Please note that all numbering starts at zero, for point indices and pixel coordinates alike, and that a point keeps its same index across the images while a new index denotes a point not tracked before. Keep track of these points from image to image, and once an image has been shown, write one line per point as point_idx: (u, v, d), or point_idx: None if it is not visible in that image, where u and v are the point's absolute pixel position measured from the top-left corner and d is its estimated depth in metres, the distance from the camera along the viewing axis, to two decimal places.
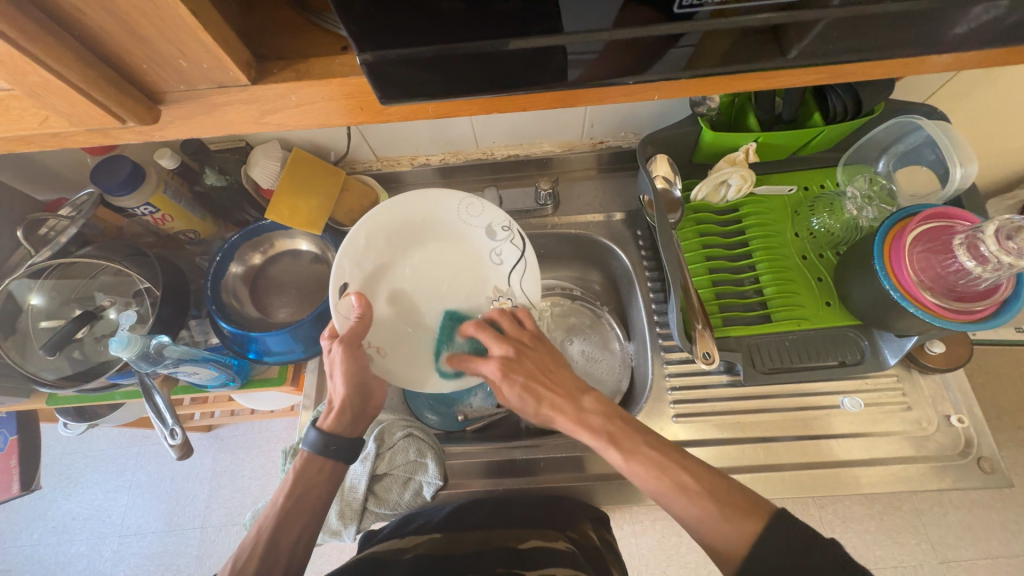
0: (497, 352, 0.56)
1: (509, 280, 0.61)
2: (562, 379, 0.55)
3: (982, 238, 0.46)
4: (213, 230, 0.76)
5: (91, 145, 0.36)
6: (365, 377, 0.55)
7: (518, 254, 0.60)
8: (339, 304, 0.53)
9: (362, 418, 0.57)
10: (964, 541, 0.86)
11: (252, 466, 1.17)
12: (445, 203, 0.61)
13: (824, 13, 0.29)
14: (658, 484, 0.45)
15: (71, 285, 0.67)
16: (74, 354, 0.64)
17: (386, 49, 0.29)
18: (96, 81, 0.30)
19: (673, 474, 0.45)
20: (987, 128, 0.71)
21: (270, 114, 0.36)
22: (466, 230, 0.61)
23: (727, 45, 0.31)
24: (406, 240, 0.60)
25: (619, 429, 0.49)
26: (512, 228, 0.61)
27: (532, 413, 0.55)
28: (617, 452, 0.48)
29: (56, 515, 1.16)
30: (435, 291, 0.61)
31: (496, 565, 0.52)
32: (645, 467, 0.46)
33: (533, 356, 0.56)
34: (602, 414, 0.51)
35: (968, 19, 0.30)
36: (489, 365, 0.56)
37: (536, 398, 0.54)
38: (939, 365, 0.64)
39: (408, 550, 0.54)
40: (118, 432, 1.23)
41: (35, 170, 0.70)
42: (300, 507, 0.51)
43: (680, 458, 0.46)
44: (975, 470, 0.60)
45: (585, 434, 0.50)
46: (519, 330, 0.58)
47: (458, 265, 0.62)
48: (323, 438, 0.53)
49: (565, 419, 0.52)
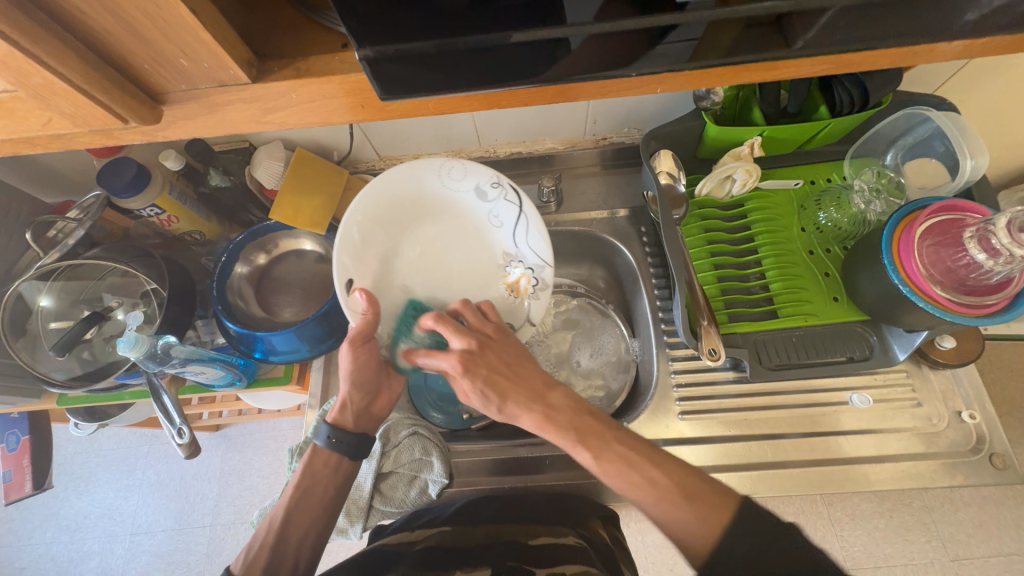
0: (457, 345, 0.50)
1: (514, 242, 0.60)
2: (528, 373, 0.52)
3: (993, 230, 0.46)
4: (218, 231, 0.76)
5: (95, 146, 0.36)
6: (369, 374, 0.56)
7: (518, 211, 0.58)
8: (349, 301, 0.52)
9: (369, 415, 0.58)
10: (976, 538, 0.85)
11: (259, 465, 1.17)
12: (426, 173, 0.57)
13: (831, 1, 0.28)
14: (625, 481, 0.45)
15: (80, 286, 0.68)
16: (84, 354, 0.65)
17: (384, 45, 0.29)
18: (100, 82, 0.30)
19: (643, 469, 0.45)
20: (1000, 117, 0.70)
21: (272, 113, 0.36)
22: (455, 197, 0.59)
23: (733, 35, 0.32)
24: (400, 224, 0.58)
25: (588, 425, 0.48)
26: (502, 183, 0.58)
27: (493, 410, 0.51)
28: (586, 451, 0.47)
29: (68, 513, 1.18)
30: (442, 268, 0.60)
31: (505, 559, 0.52)
32: (614, 465, 0.45)
33: (496, 349, 0.52)
34: (571, 410, 0.49)
35: (978, 5, 0.29)
36: (447, 359, 0.50)
37: (499, 395, 0.50)
38: (950, 360, 0.63)
39: (417, 541, 0.54)
40: (128, 432, 1.24)
41: (43, 173, 0.71)
42: (306, 501, 0.52)
43: (647, 452, 0.46)
44: (986, 466, 0.60)
45: (554, 433, 0.48)
46: (481, 321, 0.54)
47: (459, 235, 0.61)
48: (330, 432, 0.54)
49: (532, 418, 0.49)
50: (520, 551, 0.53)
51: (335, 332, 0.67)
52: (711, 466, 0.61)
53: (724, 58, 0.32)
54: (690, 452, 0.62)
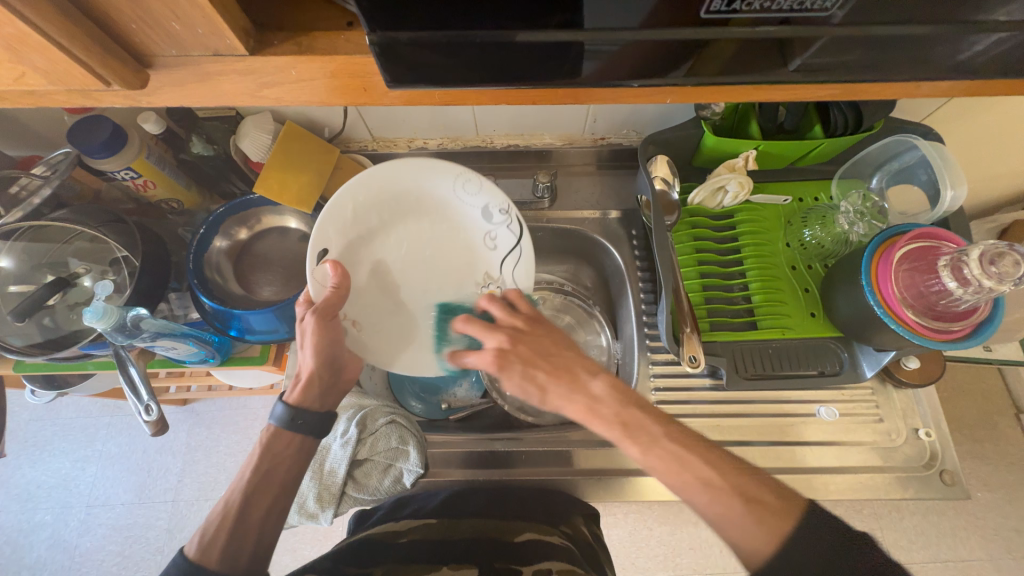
0: (492, 342, 0.54)
1: (499, 267, 0.60)
2: (566, 363, 0.53)
3: (966, 260, 0.47)
4: (197, 200, 0.73)
5: (71, 105, 0.34)
6: (336, 351, 0.54)
7: (513, 241, 0.58)
8: (315, 270, 0.52)
9: (333, 392, 0.56)
10: (918, 545, 0.90)
11: (227, 442, 1.15)
12: (442, 177, 0.57)
13: (825, 30, 0.29)
14: (675, 479, 0.44)
15: (44, 249, 0.64)
16: (45, 321, 0.61)
17: (398, 30, 0.28)
18: (81, 38, 0.28)
19: (695, 469, 0.44)
20: (979, 151, 0.73)
21: (268, 89, 0.34)
22: (462, 209, 0.59)
23: (726, 56, 0.31)
24: (397, 213, 0.58)
25: (634, 419, 0.48)
26: (510, 212, 0.58)
27: (537, 402, 0.52)
28: (634, 446, 0.47)
29: (20, 482, 1.14)
30: (422, 272, 0.60)
31: (493, 560, 0.53)
32: (665, 461, 0.45)
33: (530, 342, 0.54)
34: (615, 401, 0.49)
35: (979, 46, 0.30)
36: (483, 356, 0.53)
37: (539, 387, 0.52)
38: (912, 379, 0.66)
39: (404, 534, 0.55)
40: (89, 402, 1.19)
41: (8, 126, 0.66)
42: (267, 482, 0.51)
43: (702, 451, 0.45)
44: (936, 481, 0.63)
45: (599, 424, 0.48)
46: (511, 316, 0.56)
47: (449, 244, 0.60)
48: (291, 412, 0.53)
49: (575, 408, 0.50)
50: (508, 552, 0.54)
51: None
52: None
53: (720, 76, 0.32)
54: None
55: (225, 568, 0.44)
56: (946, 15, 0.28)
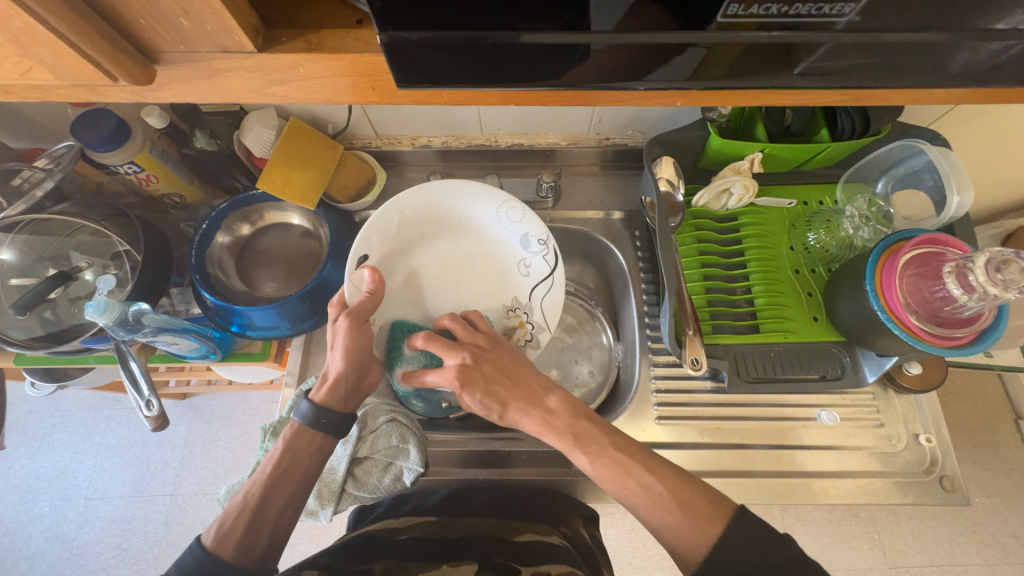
0: (452, 360, 0.52)
1: (528, 293, 0.61)
2: (525, 378, 0.53)
3: (972, 267, 0.47)
4: (200, 195, 0.73)
5: (77, 100, 0.34)
6: (365, 354, 0.53)
7: (548, 270, 0.59)
8: (352, 274, 0.53)
9: (356, 393, 0.56)
10: (914, 549, 0.90)
11: (226, 437, 1.15)
12: (487, 202, 0.59)
13: (830, 36, 0.28)
14: (613, 483, 0.46)
15: (46, 242, 0.64)
16: (46, 314, 0.61)
17: (408, 30, 0.28)
18: (88, 33, 0.28)
19: (636, 475, 0.45)
20: (986, 157, 0.72)
21: (276, 85, 0.34)
22: (501, 234, 0.61)
23: (732, 57, 0.30)
24: (438, 230, 0.60)
25: (584, 429, 0.48)
26: (548, 243, 0.59)
27: (496, 417, 0.52)
28: (585, 456, 0.48)
29: (19, 474, 1.14)
30: (456, 289, 0.61)
31: (493, 555, 0.52)
32: (610, 468, 0.46)
33: (490, 359, 0.53)
34: (568, 414, 0.50)
35: (993, 53, 0.29)
36: (445, 374, 0.52)
37: (499, 404, 0.51)
38: (914, 385, 0.66)
39: (403, 530, 0.55)
40: (88, 395, 1.19)
41: (11, 118, 0.66)
42: (287, 478, 0.51)
43: (643, 458, 0.47)
44: (936, 487, 0.63)
45: (551, 437, 0.49)
46: (470, 334, 0.55)
47: (483, 266, 0.62)
48: (315, 412, 0.53)
49: (532, 422, 0.50)
50: (508, 548, 0.53)
51: (317, 312, 0.64)
52: None
53: (725, 79, 0.32)
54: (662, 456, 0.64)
55: (241, 559, 0.45)
56: (964, 23, 0.28)
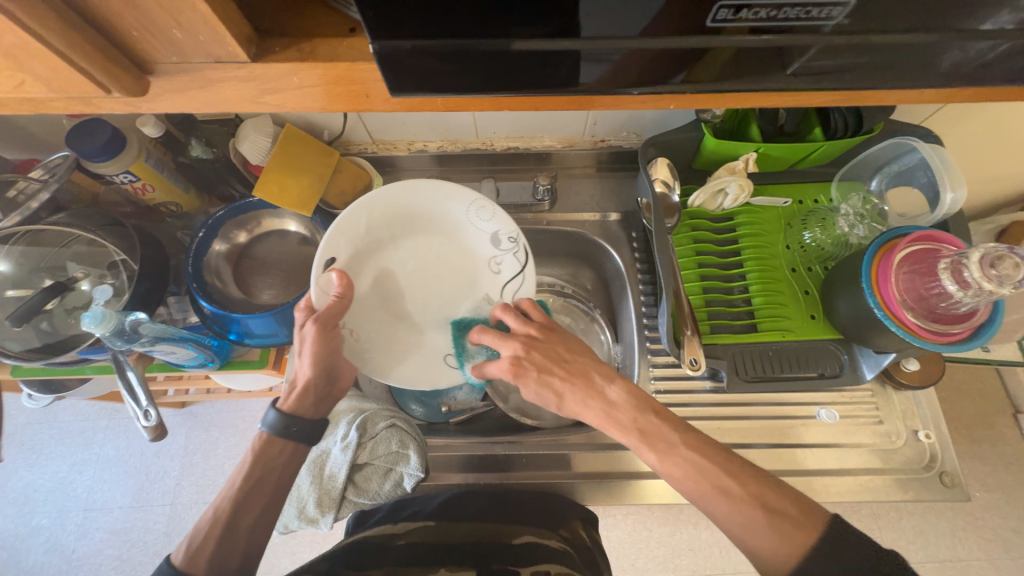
0: (509, 353, 0.54)
1: (500, 291, 0.61)
2: (580, 369, 0.54)
3: (966, 263, 0.47)
4: (196, 204, 0.73)
5: (71, 112, 0.34)
6: (335, 362, 0.54)
7: (519, 268, 0.59)
8: (319, 277, 0.51)
9: (325, 400, 0.57)
10: (916, 545, 0.90)
11: (225, 445, 1.14)
12: (456, 200, 0.59)
13: (817, 38, 0.29)
14: (693, 487, 0.44)
15: (41, 253, 0.63)
16: (42, 325, 0.61)
17: (401, 38, 0.28)
18: (80, 46, 0.28)
19: (715, 479, 0.44)
20: (979, 153, 0.73)
21: (269, 93, 0.34)
22: (471, 233, 0.60)
23: (722, 61, 0.31)
24: (407, 230, 0.59)
25: (650, 425, 0.48)
26: (519, 241, 0.59)
27: (555, 407, 0.54)
28: (651, 453, 0.47)
29: (17, 486, 1.13)
30: (426, 290, 0.60)
31: (491, 563, 0.54)
32: (683, 469, 0.45)
33: (545, 349, 0.55)
34: (632, 408, 0.50)
35: (983, 52, 0.30)
36: (501, 367, 0.54)
37: (557, 393, 0.53)
38: (912, 381, 0.66)
39: (400, 536, 0.55)
40: (86, 405, 1.19)
41: (6, 130, 0.66)
42: (258, 490, 0.51)
43: (722, 458, 0.45)
44: (936, 483, 0.63)
45: (616, 432, 0.49)
46: (524, 324, 0.56)
47: (454, 265, 0.60)
48: (283, 420, 0.53)
49: (592, 414, 0.51)
50: (507, 553, 0.55)
51: None
52: None
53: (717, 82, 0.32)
54: None
55: (213, 572, 0.45)
56: (952, 23, 0.28)
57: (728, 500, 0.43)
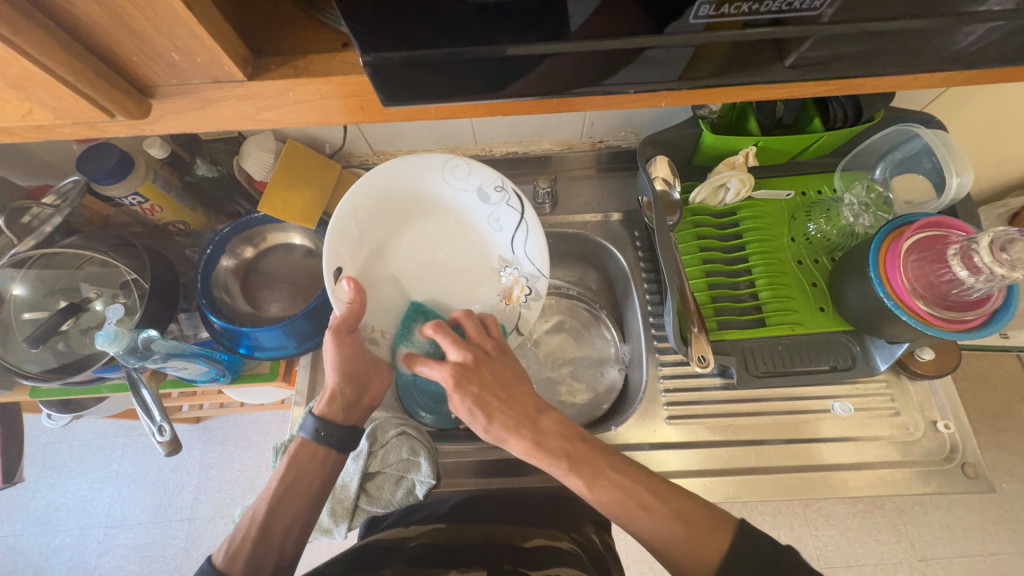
0: (455, 358, 0.51)
1: (511, 248, 0.59)
2: (520, 397, 0.51)
3: (976, 248, 0.46)
4: (203, 221, 0.74)
5: (78, 137, 0.35)
6: (357, 364, 0.54)
7: (518, 217, 0.57)
8: (334, 289, 0.50)
9: (356, 407, 0.57)
10: (943, 539, 0.88)
11: (241, 458, 1.16)
12: (431, 169, 0.56)
13: (812, 30, 0.29)
14: (618, 507, 0.46)
15: (56, 275, 0.65)
16: (59, 346, 0.62)
17: (390, 51, 0.29)
18: (84, 73, 0.29)
19: (637, 494, 0.46)
20: (985, 136, 0.72)
21: (266, 110, 0.35)
22: (460, 197, 0.58)
23: (720, 54, 0.30)
24: (398, 216, 0.57)
25: (579, 452, 0.49)
26: (506, 187, 0.57)
27: (480, 428, 0.51)
28: (580, 479, 0.48)
29: (40, 505, 1.15)
30: (434, 269, 0.59)
31: (502, 561, 0.52)
32: (609, 491, 0.46)
33: (492, 368, 0.52)
34: (561, 436, 0.49)
35: (976, 36, 0.29)
36: (443, 370, 0.50)
37: (488, 415, 0.50)
38: (928, 371, 0.65)
39: (412, 538, 0.54)
40: (104, 423, 1.21)
41: (20, 158, 0.68)
42: (292, 493, 0.51)
43: (643, 478, 0.47)
44: (958, 475, 0.61)
45: (543, 459, 0.48)
46: (482, 337, 0.54)
47: (455, 233, 0.59)
48: (316, 425, 0.54)
49: (521, 444, 0.49)
50: (516, 554, 0.53)
51: (323, 329, 0.65)
52: (695, 470, 0.63)
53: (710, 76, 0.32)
54: (674, 456, 0.63)
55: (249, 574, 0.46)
56: (942, 9, 0.28)
57: (648, 514, 0.45)
